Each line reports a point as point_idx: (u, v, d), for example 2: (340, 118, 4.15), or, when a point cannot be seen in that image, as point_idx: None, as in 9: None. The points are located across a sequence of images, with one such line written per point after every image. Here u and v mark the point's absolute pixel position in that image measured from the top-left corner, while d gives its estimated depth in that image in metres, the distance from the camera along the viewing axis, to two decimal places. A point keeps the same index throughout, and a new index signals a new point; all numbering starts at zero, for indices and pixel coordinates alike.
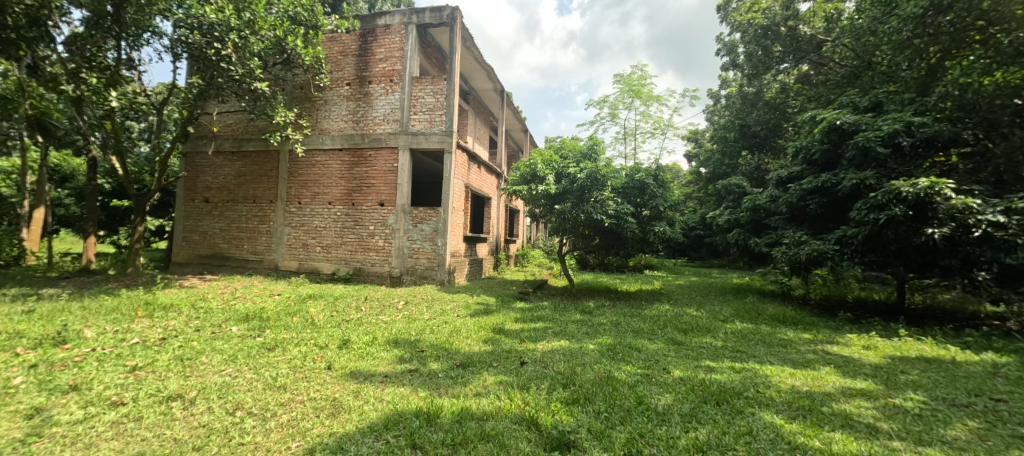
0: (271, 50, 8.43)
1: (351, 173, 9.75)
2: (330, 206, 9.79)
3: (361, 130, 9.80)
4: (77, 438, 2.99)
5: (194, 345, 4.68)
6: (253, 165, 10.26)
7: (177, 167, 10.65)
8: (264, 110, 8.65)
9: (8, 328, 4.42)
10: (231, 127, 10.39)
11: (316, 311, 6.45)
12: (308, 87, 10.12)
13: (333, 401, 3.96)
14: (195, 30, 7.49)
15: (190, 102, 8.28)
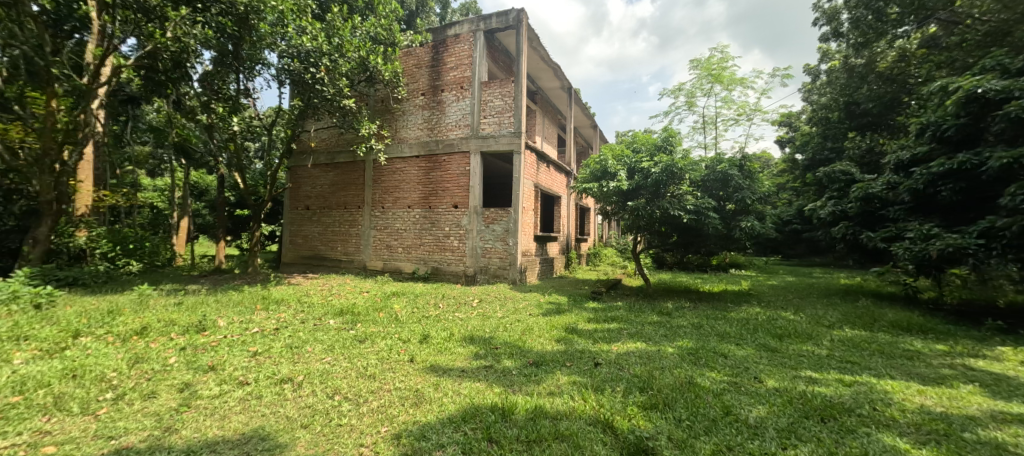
0: (356, 69, 9.25)
1: (428, 178, 10.34)
2: (410, 210, 10.47)
3: (435, 137, 10.35)
4: (215, 410, 3.58)
5: (300, 335, 5.34)
6: (344, 174, 11.36)
7: (284, 180, 12.16)
8: (352, 125, 9.53)
9: (167, 316, 5.43)
10: (326, 141, 11.62)
11: (399, 307, 6.97)
12: (388, 100, 10.94)
13: (416, 391, 4.26)
14: (295, 58, 8.49)
15: (293, 122, 9.40)
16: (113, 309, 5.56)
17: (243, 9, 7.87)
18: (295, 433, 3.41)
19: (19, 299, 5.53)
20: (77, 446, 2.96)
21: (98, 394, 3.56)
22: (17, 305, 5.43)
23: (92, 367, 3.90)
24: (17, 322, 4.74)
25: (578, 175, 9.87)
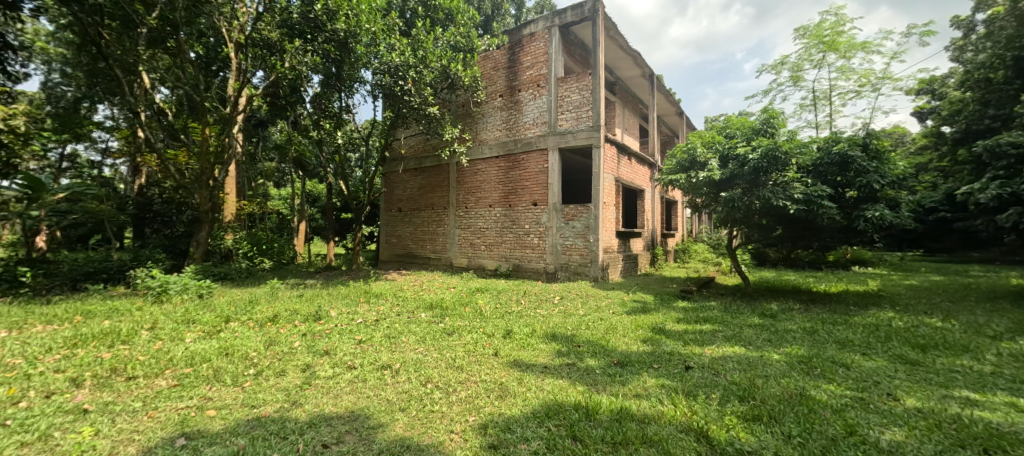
0: (439, 78, 9.81)
1: (507, 177, 10.57)
2: (491, 209, 10.80)
3: (513, 136, 10.54)
4: (330, 389, 4.10)
5: (396, 326, 5.86)
6: (431, 177, 12.11)
7: (380, 185, 13.33)
8: (436, 130, 10.12)
9: (291, 306, 6.35)
10: (414, 148, 12.50)
11: (483, 303, 7.26)
12: (468, 104, 11.42)
13: (502, 384, 4.41)
14: (387, 73, 9.23)
15: (386, 132, 10.28)
16: (251, 300, 6.64)
17: (343, 35, 8.75)
18: (395, 415, 3.75)
19: (187, 290, 6.87)
20: (231, 411, 3.60)
21: (244, 370, 4.28)
22: (186, 295, 6.76)
23: (237, 347, 4.70)
24: (185, 309, 5.90)
25: (664, 166, 9.31)
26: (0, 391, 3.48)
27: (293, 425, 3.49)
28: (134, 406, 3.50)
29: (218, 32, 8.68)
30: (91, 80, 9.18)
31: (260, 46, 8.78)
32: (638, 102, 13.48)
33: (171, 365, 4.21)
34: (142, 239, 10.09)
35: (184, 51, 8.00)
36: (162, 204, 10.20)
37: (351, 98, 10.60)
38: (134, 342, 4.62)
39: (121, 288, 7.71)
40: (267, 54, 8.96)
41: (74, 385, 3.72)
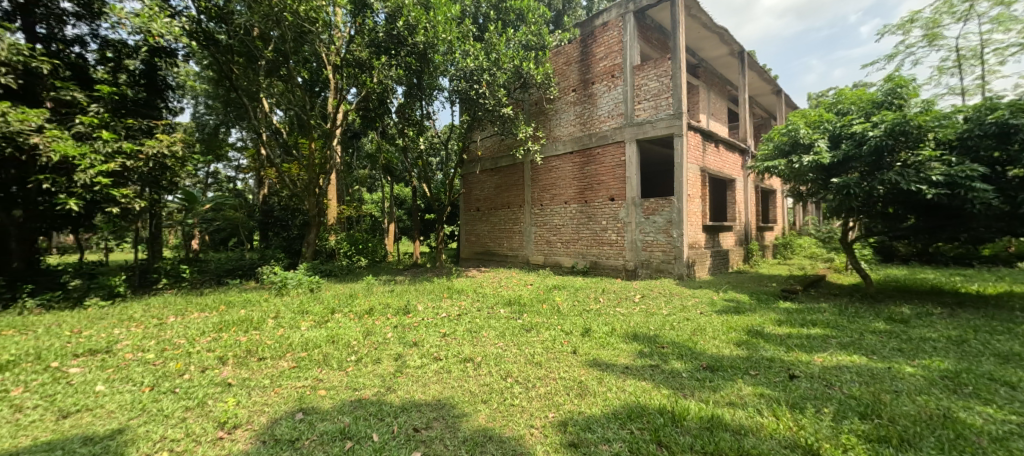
0: (512, 78, 9.97)
1: (582, 172, 10.37)
2: (567, 206, 10.71)
3: (588, 131, 10.30)
4: (421, 378, 4.43)
5: (477, 321, 6.10)
6: (507, 176, 12.35)
7: (459, 186, 13.90)
8: (510, 130, 10.31)
9: (384, 299, 6.98)
10: (489, 149, 12.85)
11: (561, 300, 7.26)
12: (541, 102, 11.41)
13: (581, 382, 4.37)
14: (463, 79, 9.53)
15: (463, 135, 10.69)
16: (351, 294, 7.43)
17: (423, 47, 9.26)
18: (477, 406, 3.91)
19: (301, 285, 7.91)
20: (338, 392, 4.06)
21: (346, 356, 4.81)
22: (300, 288, 7.78)
23: (341, 336, 5.30)
24: (299, 301, 6.79)
25: (759, 152, 8.40)
26: (170, 365, 4.34)
27: (389, 408, 3.82)
28: (264, 383, 4.12)
29: (318, 57, 9.78)
30: (227, 109, 11.02)
31: (353, 65, 9.66)
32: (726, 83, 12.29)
33: (290, 349, 4.89)
34: (267, 241, 11.80)
35: (292, 77, 9.15)
36: (281, 211, 11.83)
37: (431, 106, 11.15)
38: (261, 329, 5.45)
39: (253, 282, 9.12)
40: (358, 72, 9.82)
41: (220, 362, 4.50)
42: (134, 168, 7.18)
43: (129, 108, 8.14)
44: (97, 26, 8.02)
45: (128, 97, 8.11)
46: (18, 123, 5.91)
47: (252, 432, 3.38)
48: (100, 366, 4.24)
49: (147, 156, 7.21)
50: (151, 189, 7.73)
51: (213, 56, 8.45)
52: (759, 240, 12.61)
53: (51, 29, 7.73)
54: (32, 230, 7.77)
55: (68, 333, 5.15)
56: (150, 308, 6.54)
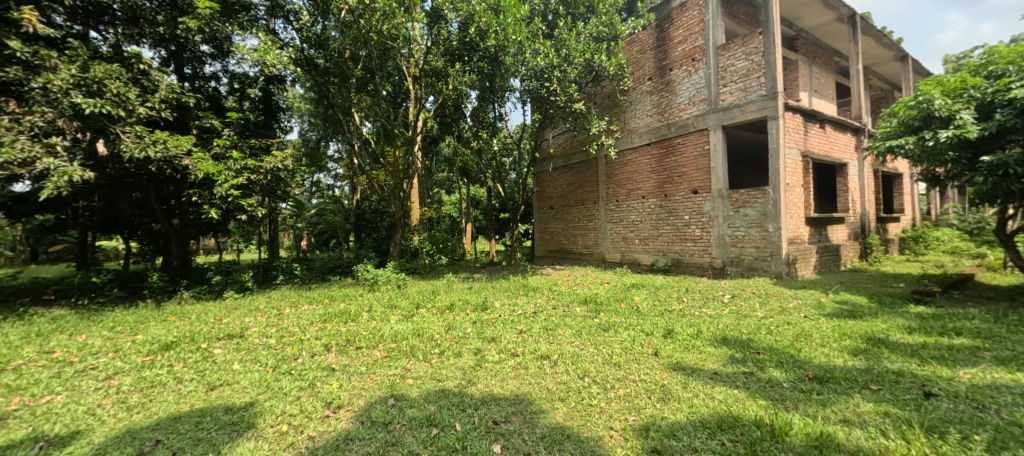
0: (583, 72, 9.83)
1: (661, 165, 9.80)
2: (644, 200, 10.23)
3: (666, 120, 9.70)
4: (498, 372, 4.55)
5: (553, 318, 6.10)
6: (580, 173, 12.14)
7: (533, 185, 13.98)
8: (582, 125, 10.14)
9: (463, 296, 7.31)
10: (562, 146, 12.72)
11: (639, 299, 6.95)
12: (615, 94, 11.02)
13: (664, 386, 4.15)
14: (533, 78, 9.63)
15: (535, 134, 10.76)
16: (434, 290, 7.91)
17: (494, 50, 9.54)
18: (555, 403, 3.92)
19: (390, 281, 8.65)
20: (423, 382, 4.35)
21: (430, 348, 5.14)
22: (389, 285, 8.50)
23: (425, 329, 5.67)
24: (389, 296, 7.42)
25: (877, 130, 7.22)
26: (287, 350, 5.01)
27: (469, 400, 4.00)
28: (361, 370, 4.57)
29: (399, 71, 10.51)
30: (326, 125, 12.43)
31: (431, 75, 10.25)
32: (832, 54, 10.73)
33: (381, 340, 5.36)
34: (360, 241, 13.04)
35: (378, 91, 9.99)
36: (371, 214, 12.96)
37: (504, 108, 11.42)
38: (357, 321, 6.05)
39: (350, 278, 10.12)
40: (436, 80, 10.40)
41: (326, 349, 5.10)
42: (257, 181, 8.39)
43: (252, 130, 9.65)
44: (225, 62, 9.49)
45: (251, 121, 9.62)
46: (174, 149, 7.26)
47: (352, 412, 3.77)
48: (235, 348, 5.05)
49: (266, 170, 8.40)
50: (270, 198, 8.91)
51: (313, 78, 9.56)
52: (881, 233, 10.83)
53: (194, 69, 9.31)
54: (187, 235, 9.49)
55: (212, 319, 6.23)
56: (271, 300, 7.63)
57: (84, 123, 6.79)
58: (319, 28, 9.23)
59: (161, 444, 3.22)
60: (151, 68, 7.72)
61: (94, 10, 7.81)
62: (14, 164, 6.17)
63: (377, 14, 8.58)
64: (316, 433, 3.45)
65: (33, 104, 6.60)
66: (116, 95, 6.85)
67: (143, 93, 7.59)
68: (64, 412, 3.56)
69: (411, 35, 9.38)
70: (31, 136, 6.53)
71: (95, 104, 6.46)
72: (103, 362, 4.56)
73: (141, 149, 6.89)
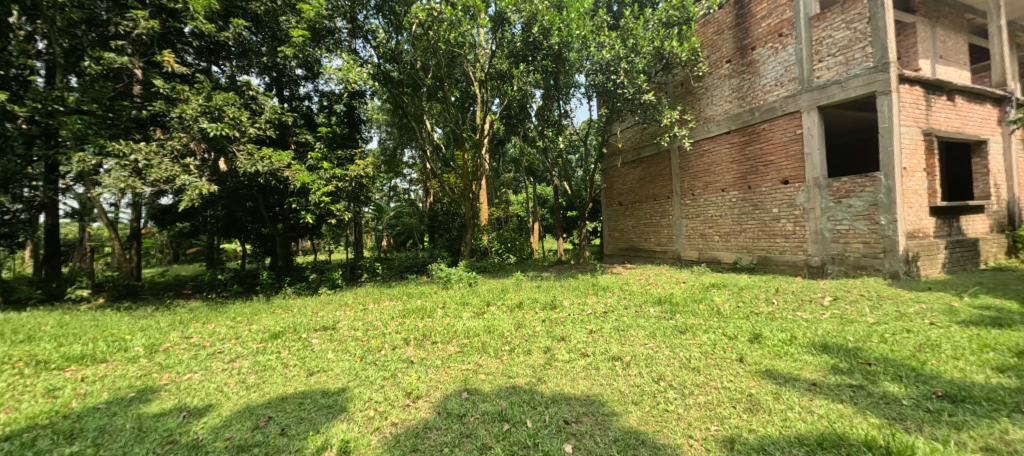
0: (652, 61, 9.37)
1: (743, 153, 8.99)
2: (724, 194, 9.49)
3: (749, 105, 8.87)
4: (568, 371, 4.52)
5: (624, 319, 5.90)
6: (650, 167, 11.56)
7: (601, 181, 13.60)
8: (653, 117, 9.64)
9: (532, 295, 7.36)
10: (630, 139, 12.18)
11: (721, 300, 6.42)
12: (689, 81, 10.32)
13: (750, 395, 3.81)
14: (599, 72, 9.31)
15: (602, 128, 10.45)
16: (503, 288, 8.08)
17: (558, 47, 9.49)
18: (628, 406, 3.79)
19: (462, 279, 9.01)
20: (494, 378, 4.46)
21: (501, 345, 5.26)
22: (461, 282, 8.87)
23: (496, 327, 5.80)
24: (461, 294, 7.73)
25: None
26: (372, 342, 5.46)
27: (540, 398, 4.02)
28: (437, 363, 4.83)
29: (467, 76, 10.86)
30: (401, 133, 13.28)
31: (496, 77, 10.35)
32: (965, 10, 8.95)
33: (455, 336, 5.61)
34: (433, 241, 13.80)
35: (446, 98, 10.44)
36: (444, 215, 13.58)
37: (569, 104, 11.29)
38: (432, 317, 6.40)
39: (425, 276, 10.72)
40: (500, 83, 10.49)
41: (405, 342, 5.47)
42: (344, 188, 9.23)
43: (338, 142, 10.67)
44: (316, 83, 10.58)
45: (338, 133, 10.64)
46: (277, 163, 8.26)
47: (430, 403, 4.00)
48: (329, 339, 5.63)
49: (351, 178, 9.22)
50: (355, 203, 9.75)
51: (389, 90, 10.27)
52: None
53: (291, 91, 10.53)
54: (290, 238, 10.75)
55: (310, 313, 6.99)
56: (358, 296, 8.37)
57: (210, 144, 8.01)
58: (393, 43, 9.81)
59: (272, 420, 3.69)
60: (258, 93, 8.90)
61: (215, 48, 9.19)
62: (161, 181, 7.48)
63: (444, 24, 8.96)
64: (398, 420, 3.71)
65: (174, 131, 7.97)
66: (232, 118, 7.97)
67: (253, 116, 8.76)
68: (200, 388, 4.24)
69: (476, 41, 9.67)
70: (173, 157, 7.86)
71: (217, 128, 7.57)
72: (228, 347, 5.35)
73: (252, 164, 7.92)
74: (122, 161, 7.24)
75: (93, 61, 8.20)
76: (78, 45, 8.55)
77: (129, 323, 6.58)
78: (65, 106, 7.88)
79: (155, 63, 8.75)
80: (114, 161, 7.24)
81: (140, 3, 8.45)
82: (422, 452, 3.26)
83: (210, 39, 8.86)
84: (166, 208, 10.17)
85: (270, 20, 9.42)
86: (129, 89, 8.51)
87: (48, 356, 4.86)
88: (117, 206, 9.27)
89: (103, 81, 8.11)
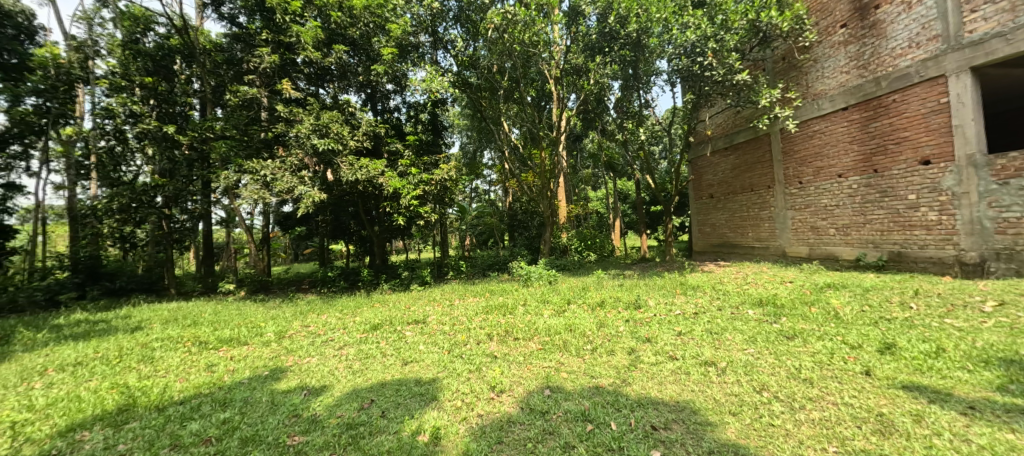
0: (746, 37, 8.46)
1: (867, 132, 7.73)
2: (841, 180, 8.24)
3: (872, 75, 7.59)
4: (654, 375, 4.29)
5: (718, 321, 5.43)
6: (746, 154, 10.41)
7: (688, 172, 12.55)
8: (748, 98, 8.70)
9: (614, 293, 7.12)
10: (721, 125, 11.09)
11: (839, 302, 5.58)
12: (792, 54, 9.08)
13: (879, 415, 3.25)
14: (683, 56, 8.66)
15: (689, 116, 9.72)
16: (584, 287, 7.93)
17: (636, 34, 9.04)
18: (725, 417, 3.47)
19: (542, 277, 9.08)
20: (575, 377, 4.42)
21: (583, 344, 5.17)
22: (541, 280, 8.92)
23: (577, 325, 5.75)
24: (542, 292, 7.78)
25: None
26: (458, 336, 5.77)
27: (624, 400, 3.87)
28: (519, 359, 4.93)
29: (543, 75, 10.91)
30: (481, 136, 13.76)
31: (572, 73, 10.42)
32: None
33: (536, 333, 5.67)
34: (513, 240, 14.12)
35: (523, 98, 10.59)
36: (523, 214, 13.78)
37: (650, 93, 10.74)
38: (514, 313, 6.55)
39: (507, 274, 11.00)
40: (577, 78, 10.37)
41: (489, 338, 5.68)
42: (430, 191, 9.86)
43: (424, 149, 11.42)
44: (403, 95, 11.46)
45: (423, 140, 11.39)
46: (373, 171, 9.10)
47: (514, 398, 4.09)
48: (421, 332, 6.07)
49: (436, 181, 9.82)
50: (440, 205, 10.37)
51: (469, 96, 10.73)
52: None
53: (383, 105, 11.54)
54: (386, 238, 11.80)
55: (404, 307, 7.60)
56: (445, 292, 8.90)
57: (320, 158, 9.16)
58: (471, 50, 10.21)
59: (374, 403, 4.09)
60: (356, 109, 9.91)
61: (321, 73, 10.44)
62: (284, 192, 8.72)
63: (519, 26, 9.08)
64: (483, 411, 3.86)
65: (292, 148, 9.24)
66: (336, 133, 9.03)
67: (353, 130, 9.78)
68: (317, 370, 4.88)
69: (551, 38, 9.61)
70: (292, 171, 9.13)
71: (324, 143, 8.63)
72: (337, 336, 6.07)
73: (352, 173, 8.87)
74: (255, 176, 8.63)
75: (232, 94, 9.98)
76: (222, 82, 10.61)
77: (263, 312, 7.80)
78: (213, 134, 9.75)
79: (276, 90, 10.27)
80: (250, 177, 8.65)
81: (264, 41, 10.07)
82: (506, 445, 3.36)
83: (318, 65, 10.11)
84: (288, 215, 11.83)
85: (364, 42, 10.35)
86: (259, 115, 10.10)
87: (206, 337, 6.00)
88: (253, 214, 11.01)
89: (239, 111, 9.81)
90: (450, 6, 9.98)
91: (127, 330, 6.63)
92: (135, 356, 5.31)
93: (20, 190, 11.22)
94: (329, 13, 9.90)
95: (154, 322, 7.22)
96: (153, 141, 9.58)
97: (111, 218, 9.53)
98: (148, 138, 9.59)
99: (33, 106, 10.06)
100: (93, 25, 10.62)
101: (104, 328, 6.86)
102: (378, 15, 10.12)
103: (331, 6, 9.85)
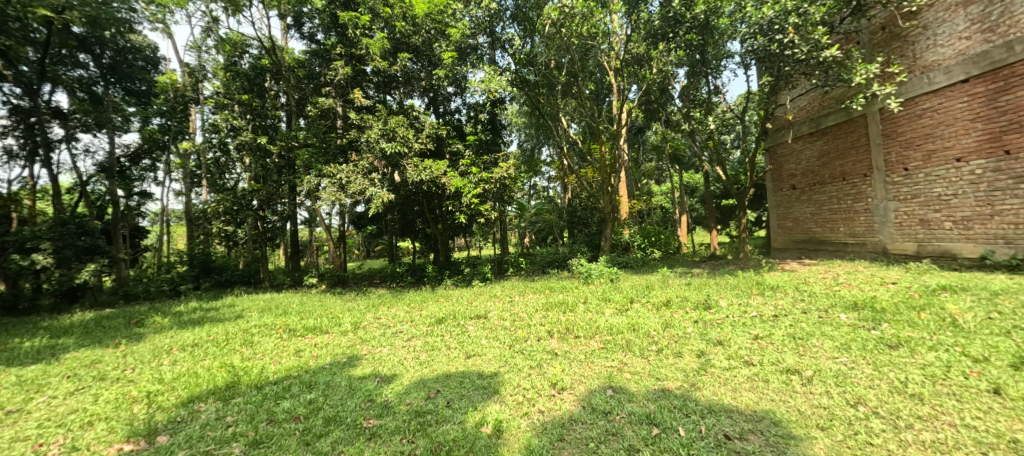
0: (834, 7, 7.59)
1: (994, 107, 6.60)
2: (960, 164, 7.09)
3: (1003, 39, 6.48)
4: (727, 381, 4.00)
5: (803, 325, 4.92)
6: (836, 138, 9.27)
7: (764, 162, 11.43)
8: (838, 78, 7.71)
9: (681, 293, 6.73)
10: (806, 108, 9.99)
11: (957, 308, 4.77)
12: (895, 22, 7.94)
13: (1013, 442, 2.75)
14: (758, 35, 7.92)
15: (765, 101, 8.87)
16: (648, 285, 7.59)
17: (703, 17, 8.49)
18: (811, 431, 3.14)
19: (602, 275, 8.87)
20: (638, 378, 4.26)
21: (647, 345, 4.97)
22: (602, 278, 8.72)
23: (641, 325, 5.53)
24: (602, 291, 7.56)
25: None
26: (519, 332, 5.84)
27: (694, 405, 3.65)
28: (580, 357, 4.86)
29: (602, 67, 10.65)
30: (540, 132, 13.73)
31: (633, 63, 10.05)
32: None
33: (597, 332, 5.55)
34: (573, 237, 13.95)
35: (582, 92, 10.41)
36: (583, 210, 13.55)
37: (720, 79, 10.07)
38: (574, 312, 6.47)
39: (566, 271, 10.90)
40: (638, 68, 9.99)
41: (549, 335, 5.67)
42: (489, 189, 10.06)
43: (483, 148, 11.68)
44: (464, 97, 11.80)
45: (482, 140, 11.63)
46: (436, 171, 9.46)
47: (574, 396, 4.04)
48: (482, 327, 6.23)
49: (496, 179, 9.98)
50: (500, 202, 10.55)
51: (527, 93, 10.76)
52: None
53: (445, 107, 11.98)
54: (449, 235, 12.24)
55: (466, 302, 7.86)
56: (505, 288, 9.03)
57: (388, 161, 9.73)
58: (528, 47, 10.20)
59: (439, 393, 4.29)
60: (419, 113, 10.40)
61: (388, 80, 11.05)
62: (357, 193, 9.40)
63: (576, 19, 8.91)
64: (545, 408, 3.86)
65: (364, 152, 9.90)
66: (403, 137, 9.55)
67: (417, 133, 10.24)
68: (388, 360, 5.23)
69: (609, 28, 9.47)
70: (364, 174, 9.81)
71: (392, 146, 9.16)
72: (406, 328, 6.43)
73: (418, 174, 9.29)
74: (333, 179, 9.42)
75: (312, 106, 10.99)
76: (304, 95, 11.71)
77: (341, 305, 8.51)
78: (297, 143, 11.02)
79: (349, 99, 11.10)
80: (328, 180, 9.48)
81: (338, 55, 10.94)
82: (568, 443, 3.33)
83: (384, 73, 10.74)
84: (362, 215, 12.75)
85: (426, 48, 10.76)
86: (335, 123, 10.99)
87: (294, 325, 6.70)
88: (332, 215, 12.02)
89: (320, 121, 10.79)
90: (506, 5, 10.09)
91: (232, 318, 7.60)
92: (238, 340, 6.08)
93: (150, 197, 13.30)
94: (394, 24, 10.43)
95: (253, 311, 8.19)
96: (249, 152, 10.84)
97: (219, 219, 10.96)
98: (245, 150, 10.86)
99: (159, 126, 12.09)
100: (201, 53, 12.23)
101: (215, 315, 7.93)
102: (438, 21, 10.53)
103: (396, 16, 10.37)
